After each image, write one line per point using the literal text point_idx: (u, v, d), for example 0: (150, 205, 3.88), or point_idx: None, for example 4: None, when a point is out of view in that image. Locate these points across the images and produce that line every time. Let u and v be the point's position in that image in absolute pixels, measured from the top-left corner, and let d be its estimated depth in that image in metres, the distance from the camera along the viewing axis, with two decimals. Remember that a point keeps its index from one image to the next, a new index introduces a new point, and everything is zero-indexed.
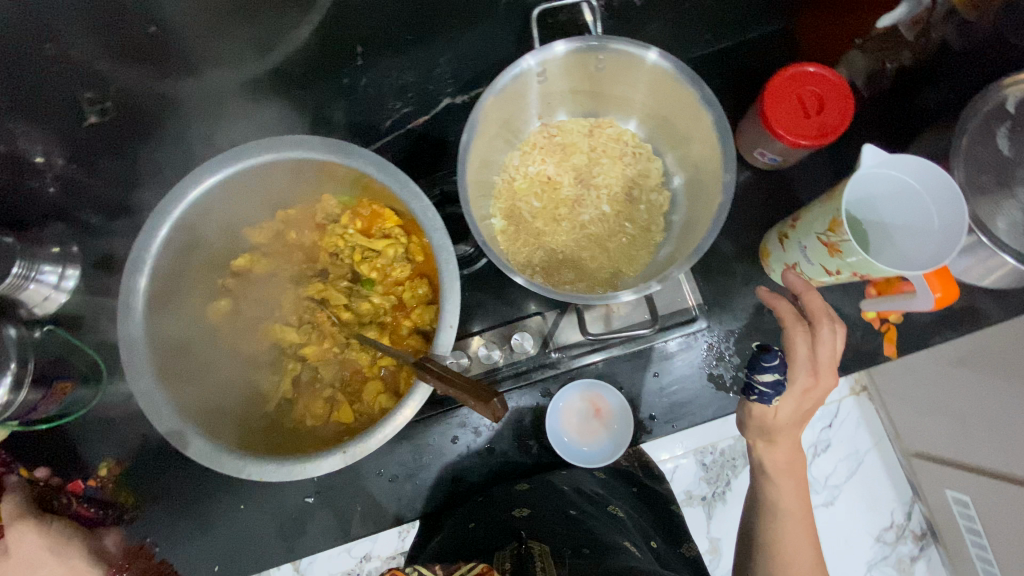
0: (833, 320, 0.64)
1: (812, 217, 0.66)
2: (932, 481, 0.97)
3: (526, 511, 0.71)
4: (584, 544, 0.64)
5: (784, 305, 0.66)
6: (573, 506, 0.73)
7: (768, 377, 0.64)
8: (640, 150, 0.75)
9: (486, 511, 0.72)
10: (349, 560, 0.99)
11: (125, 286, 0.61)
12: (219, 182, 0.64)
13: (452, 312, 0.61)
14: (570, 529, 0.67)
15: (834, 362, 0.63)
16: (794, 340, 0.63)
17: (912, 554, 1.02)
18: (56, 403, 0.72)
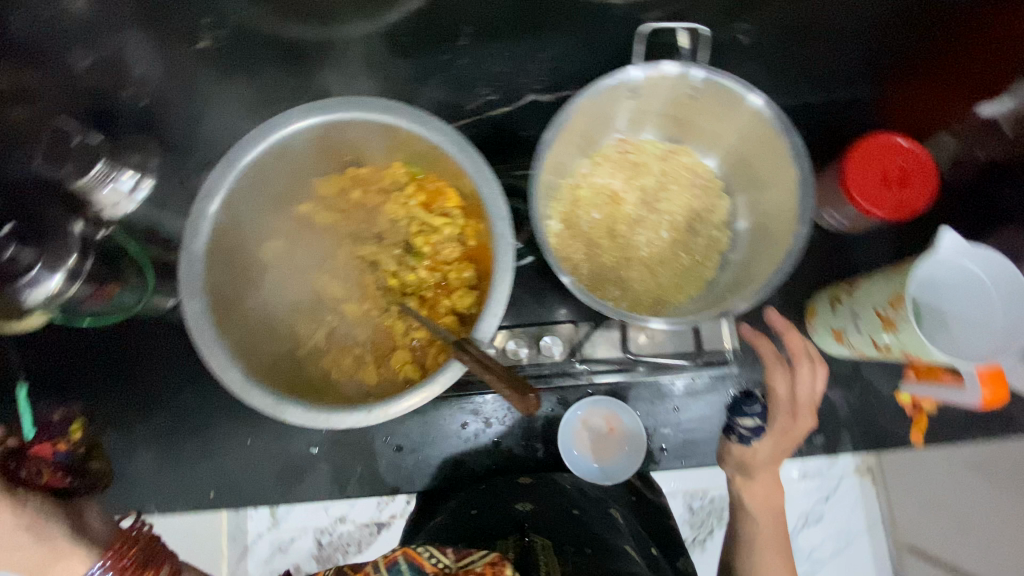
0: (812, 359, 0.71)
1: (873, 288, 0.65)
2: None
3: (529, 506, 0.75)
4: (586, 543, 0.69)
5: (767, 346, 0.72)
6: (576, 506, 0.76)
7: (750, 416, 0.72)
8: (711, 185, 0.75)
9: (492, 500, 0.76)
10: (324, 518, 1.20)
11: (197, 207, 0.63)
12: (305, 128, 0.66)
13: (500, 301, 0.61)
14: (571, 528, 0.72)
15: (813, 402, 0.70)
16: (773, 376, 0.70)
17: None
18: (103, 300, 0.75)
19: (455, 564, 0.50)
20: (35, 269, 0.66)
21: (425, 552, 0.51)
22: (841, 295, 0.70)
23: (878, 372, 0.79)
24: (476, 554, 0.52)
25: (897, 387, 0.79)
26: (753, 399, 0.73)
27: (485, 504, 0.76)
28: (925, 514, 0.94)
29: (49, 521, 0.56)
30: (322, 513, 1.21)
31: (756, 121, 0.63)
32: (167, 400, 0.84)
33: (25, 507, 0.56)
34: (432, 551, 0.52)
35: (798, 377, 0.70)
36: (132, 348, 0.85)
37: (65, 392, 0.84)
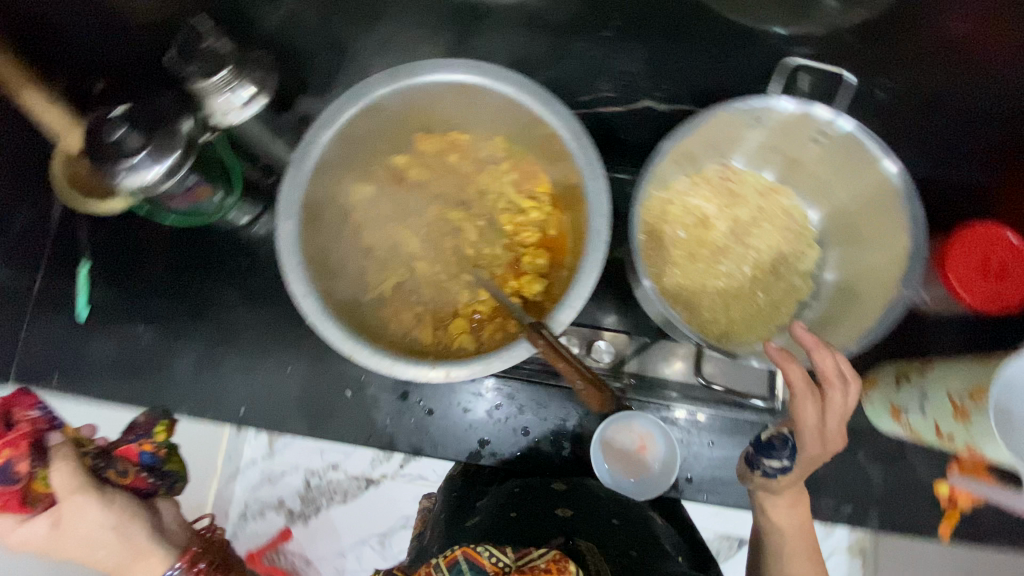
0: (846, 377, 0.57)
1: (949, 372, 0.65)
2: None
3: (569, 511, 0.73)
4: (633, 548, 0.68)
5: (795, 372, 0.57)
6: (616, 515, 0.74)
7: (780, 459, 0.64)
8: (804, 232, 0.74)
9: (529, 504, 0.74)
10: (318, 461, 1.23)
11: (312, 134, 0.64)
12: (429, 82, 0.66)
13: (581, 295, 0.62)
14: (614, 535, 0.70)
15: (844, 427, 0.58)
16: (803, 408, 0.57)
17: None
18: (190, 200, 0.77)
19: (514, 563, 0.55)
20: (137, 158, 0.68)
21: (485, 553, 0.55)
22: (910, 372, 0.70)
23: (923, 458, 0.77)
24: (534, 555, 0.56)
25: (937, 477, 0.77)
26: (782, 438, 0.64)
27: (523, 506, 0.73)
28: None
29: (132, 519, 0.60)
30: (317, 456, 1.24)
31: (877, 182, 0.63)
32: (221, 311, 0.86)
33: (112, 504, 0.59)
34: (492, 551, 0.56)
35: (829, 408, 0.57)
36: (200, 254, 0.87)
37: (126, 281, 0.87)
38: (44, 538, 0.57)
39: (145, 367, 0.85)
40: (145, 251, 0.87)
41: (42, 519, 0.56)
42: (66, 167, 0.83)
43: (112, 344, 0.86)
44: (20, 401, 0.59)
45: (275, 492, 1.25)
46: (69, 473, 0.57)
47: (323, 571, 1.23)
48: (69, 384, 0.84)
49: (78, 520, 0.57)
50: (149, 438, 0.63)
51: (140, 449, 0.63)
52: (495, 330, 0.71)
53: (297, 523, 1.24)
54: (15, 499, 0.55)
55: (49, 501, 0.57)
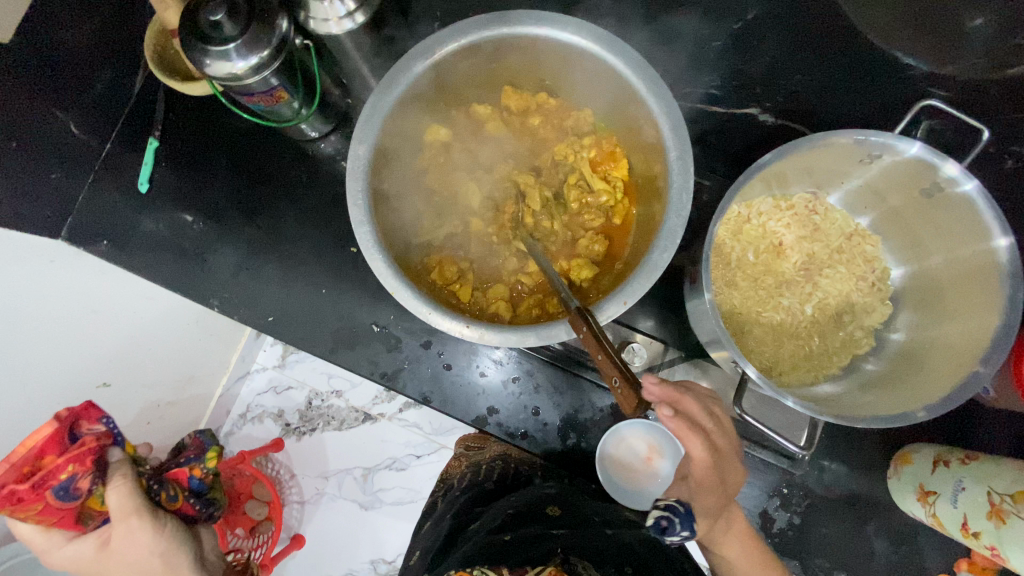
0: (707, 413, 0.60)
1: (993, 468, 0.61)
2: None
3: (563, 528, 0.68)
4: (627, 564, 0.63)
5: (690, 437, 0.57)
6: (610, 527, 0.70)
7: (679, 535, 0.56)
8: (880, 285, 0.70)
9: (521, 522, 0.70)
10: (324, 384, 1.28)
11: (406, 61, 0.62)
12: (536, 35, 0.63)
13: (635, 292, 0.59)
14: (609, 548, 0.66)
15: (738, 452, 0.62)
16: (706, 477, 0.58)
17: None
18: (267, 102, 0.75)
19: None
20: (232, 45, 0.67)
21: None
22: (950, 458, 0.65)
23: (934, 546, 0.73)
24: None
25: (943, 570, 0.73)
26: (668, 516, 0.56)
27: (515, 528, 0.68)
28: None
29: (177, 547, 0.66)
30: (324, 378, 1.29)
31: (983, 254, 0.58)
32: (271, 219, 0.87)
33: (162, 530, 0.64)
34: None
35: (723, 455, 0.59)
36: (265, 157, 0.87)
37: (189, 165, 0.88)
38: (91, 558, 0.62)
39: (188, 252, 0.87)
40: (213, 143, 0.88)
41: (93, 537, 0.62)
42: (163, 57, 0.84)
43: (164, 223, 0.87)
44: (87, 413, 0.60)
45: (277, 402, 1.29)
46: (125, 491, 0.61)
47: (304, 487, 1.28)
48: (119, 253, 0.86)
49: (127, 542, 0.62)
50: (201, 463, 0.75)
51: (191, 474, 0.73)
52: (533, 305, 0.70)
53: (289, 437, 1.28)
54: (72, 515, 0.60)
55: (101, 519, 0.63)
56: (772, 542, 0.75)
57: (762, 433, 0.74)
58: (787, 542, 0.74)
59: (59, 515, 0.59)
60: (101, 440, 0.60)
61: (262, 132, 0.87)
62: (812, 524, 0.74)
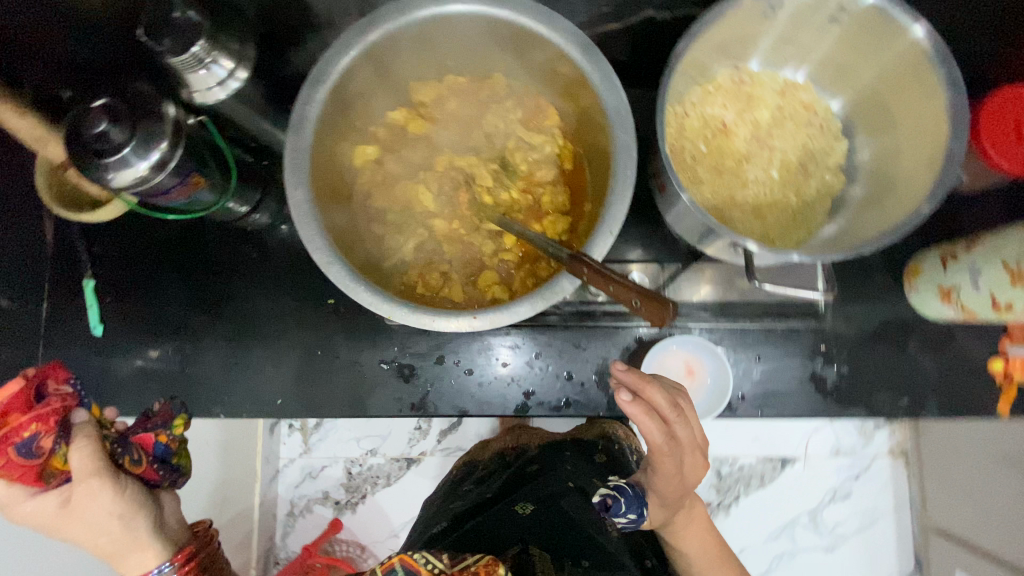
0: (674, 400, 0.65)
1: (1003, 241, 0.62)
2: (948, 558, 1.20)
3: (529, 508, 0.78)
4: (586, 558, 0.72)
5: (647, 419, 0.62)
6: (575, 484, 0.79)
7: (624, 514, 0.74)
8: (828, 124, 0.72)
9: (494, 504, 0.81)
10: (356, 449, 1.28)
11: (306, 92, 0.60)
12: (419, 20, 0.62)
13: (617, 218, 0.57)
14: (573, 528, 0.75)
15: (692, 443, 0.68)
16: (659, 457, 0.66)
17: None
18: (184, 194, 0.72)
19: (448, 568, 0.57)
20: (126, 149, 0.64)
21: (419, 558, 0.57)
22: (955, 250, 0.67)
23: (972, 337, 0.75)
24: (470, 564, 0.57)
25: (989, 355, 0.75)
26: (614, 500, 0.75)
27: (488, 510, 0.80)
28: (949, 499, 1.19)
29: (139, 510, 0.60)
30: (353, 444, 1.29)
31: (906, 50, 0.59)
32: (238, 307, 0.84)
33: (122, 493, 0.59)
34: (429, 557, 0.58)
35: (681, 441, 0.66)
36: (209, 251, 0.84)
37: (135, 290, 0.84)
38: (54, 513, 0.58)
39: (167, 373, 0.82)
40: (147, 258, 0.84)
41: (55, 495, 0.58)
42: (51, 181, 0.77)
43: (133, 355, 0.83)
44: (55, 372, 0.58)
45: (317, 486, 1.28)
46: (89, 453, 0.57)
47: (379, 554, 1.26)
48: (100, 402, 0.82)
49: (90, 502, 0.57)
50: (166, 430, 0.61)
51: (155, 440, 0.61)
52: (525, 276, 0.69)
53: (345, 512, 1.27)
54: (32, 472, 0.56)
55: (64, 478, 0.58)
56: (832, 397, 0.76)
57: (781, 302, 0.76)
58: (846, 391, 0.76)
59: (19, 471, 0.55)
60: (68, 401, 0.57)
61: (192, 227, 0.84)
62: (860, 366, 0.76)
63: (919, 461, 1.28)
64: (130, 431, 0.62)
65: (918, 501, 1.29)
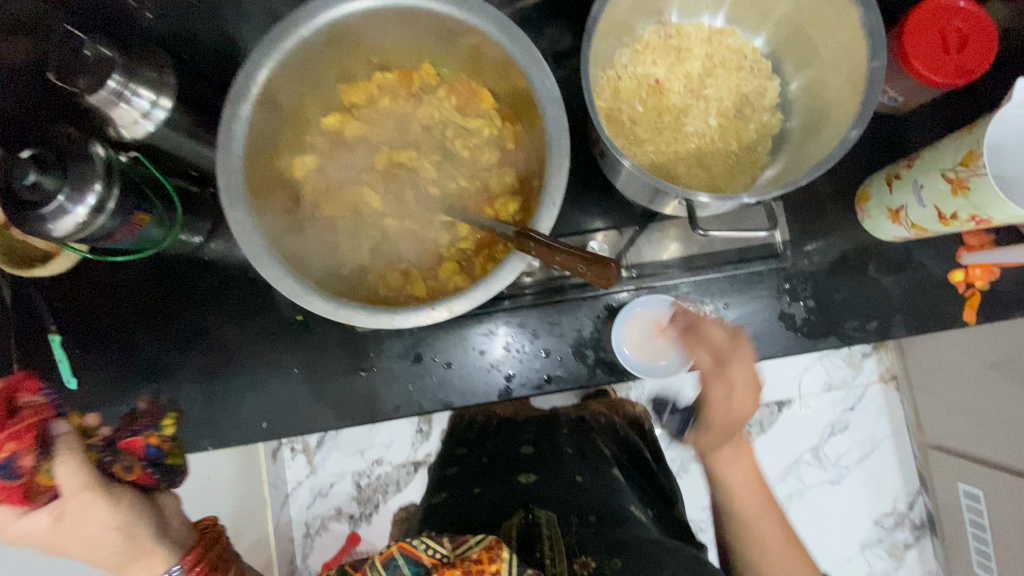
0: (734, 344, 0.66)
1: (936, 154, 0.62)
2: (947, 474, 1.21)
3: (530, 478, 0.79)
4: (591, 512, 0.72)
5: (697, 348, 0.67)
6: (580, 471, 0.80)
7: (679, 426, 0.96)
8: (759, 65, 0.72)
9: (494, 477, 0.81)
10: (362, 461, 1.30)
11: (229, 109, 0.59)
12: (332, 20, 0.61)
13: (558, 188, 0.58)
14: (576, 491, 0.76)
15: (747, 390, 0.64)
16: (710, 390, 0.66)
17: (906, 540, 1.31)
18: (131, 234, 0.72)
19: (452, 553, 0.54)
20: (60, 196, 0.62)
21: (420, 545, 0.54)
22: (899, 170, 0.67)
23: (930, 253, 0.77)
24: (471, 543, 0.54)
25: (949, 268, 0.77)
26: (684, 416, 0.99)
27: (489, 484, 0.80)
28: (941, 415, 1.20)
29: (140, 518, 0.56)
30: (358, 457, 1.31)
31: None
32: (209, 338, 0.83)
33: (120, 502, 0.55)
34: (429, 542, 0.55)
35: (731, 379, 0.64)
36: (170, 288, 0.83)
37: (103, 339, 0.83)
38: (47, 533, 0.52)
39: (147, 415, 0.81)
40: (108, 304, 0.83)
41: (45, 514, 0.51)
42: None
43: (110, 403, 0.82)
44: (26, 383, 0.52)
45: (329, 504, 1.30)
46: (78, 467, 0.52)
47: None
48: None
49: (82, 520, 0.53)
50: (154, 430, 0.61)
51: (145, 441, 0.60)
52: (485, 261, 0.69)
53: (361, 525, 1.29)
54: (14, 494, 0.50)
55: (51, 496, 0.52)
56: (804, 333, 0.77)
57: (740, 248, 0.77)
58: (815, 324, 0.77)
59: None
60: (45, 413, 0.52)
61: (147, 266, 0.83)
62: (826, 299, 0.77)
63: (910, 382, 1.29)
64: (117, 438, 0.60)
65: (914, 422, 1.30)
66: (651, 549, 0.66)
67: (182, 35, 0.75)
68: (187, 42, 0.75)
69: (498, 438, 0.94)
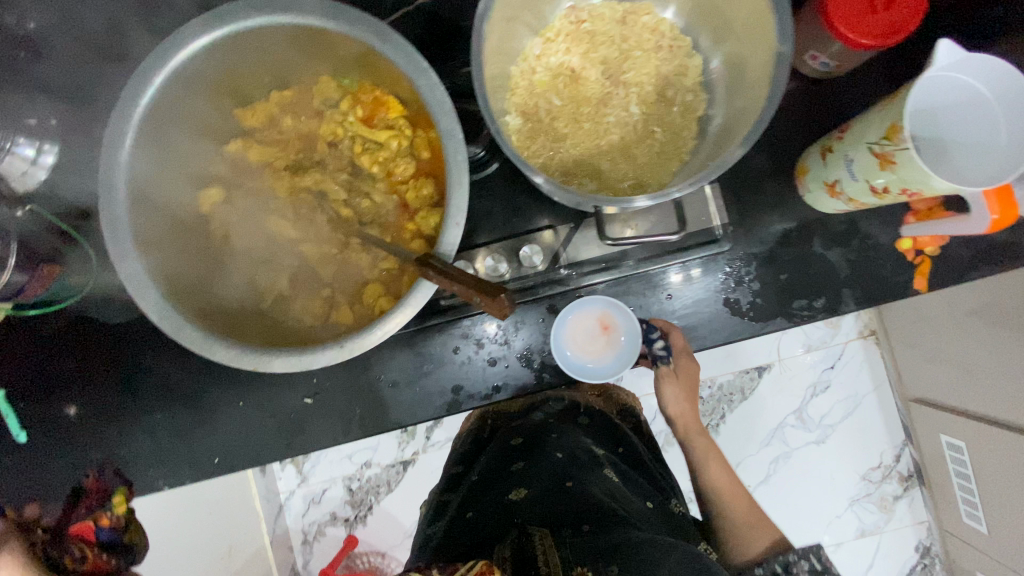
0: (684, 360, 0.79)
1: (864, 124, 0.59)
2: (930, 426, 1.17)
3: (523, 492, 0.76)
4: (585, 520, 0.70)
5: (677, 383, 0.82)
6: (570, 476, 0.76)
7: None
8: (677, 43, 0.68)
9: (484, 498, 0.78)
10: (351, 465, 1.30)
11: (106, 157, 0.56)
12: (206, 46, 0.57)
13: (459, 206, 0.55)
14: (568, 500, 0.73)
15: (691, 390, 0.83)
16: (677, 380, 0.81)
17: (895, 492, 1.29)
18: (45, 285, 0.71)
19: None
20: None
21: None
22: (831, 142, 0.64)
23: (876, 221, 0.74)
24: None
25: (897, 236, 0.74)
26: None
27: (479, 505, 0.77)
28: (920, 366, 1.15)
29: None
30: (347, 462, 1.31)
31: None
32: (143, 382, 0.79)
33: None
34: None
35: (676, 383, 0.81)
36: (97, 329, 0.77)
37: (40, 391, 0.78)
38: None
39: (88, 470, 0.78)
40: (29, 358, 0.78)
41: None
42: None
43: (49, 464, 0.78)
44: None
45: (324, 509, 1.30)
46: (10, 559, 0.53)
47: (400, 556, 1.29)
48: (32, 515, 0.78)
49: None
50: (108, 511, 0.71)
51: (98, 525, 0.69)
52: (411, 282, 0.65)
53: (357, 527, 1.30)
54: None
55: None
56: (751, 317, 0.75)
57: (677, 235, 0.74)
58: (763, 307, 0.75)
59: None
60: None
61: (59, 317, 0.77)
62: (773, 280, 0.74)
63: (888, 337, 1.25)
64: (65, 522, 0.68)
65: (896, 375, 1.26)
66: (653, 552, 0.62)
67: (71, 66, 0.70)
68: (76, 73, 0.71)
69: (489, 450, 0.90)
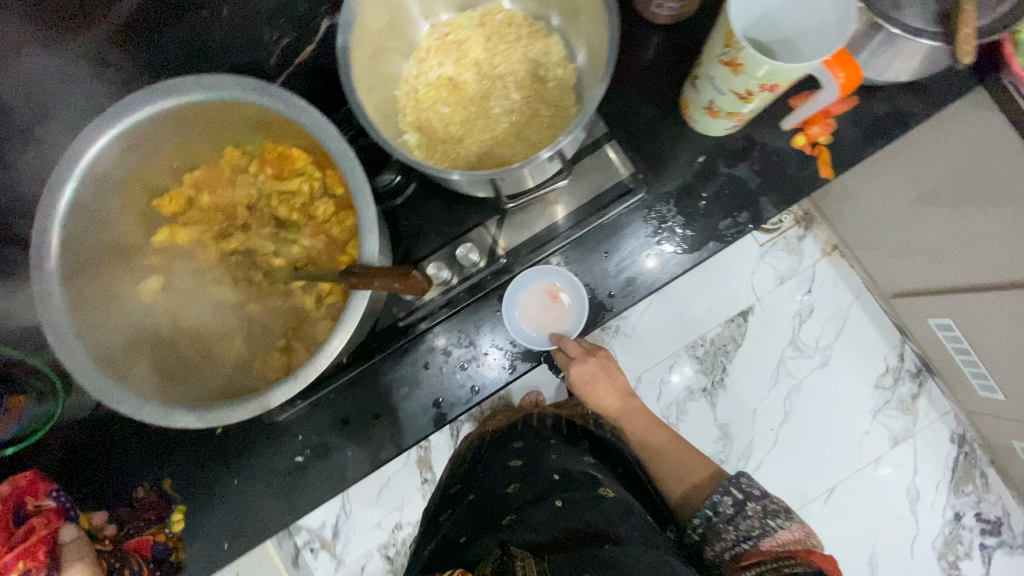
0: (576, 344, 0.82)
1: (711, 43, 0.64)
2: (915, 315, 1.05)
3: (513, 518, 0.66)
4: (578, 541, 0.59)
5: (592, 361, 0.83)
6: (563, 496, 0.67)
7: None
8: (534, 28, 0.74)
9: (476, 517, 0.70)
10: None
11: (33, 272, 0.58)
12: (101, 147, 0.61)
13: (370, 217, 0.58)
14: (561, 522, 0.62)
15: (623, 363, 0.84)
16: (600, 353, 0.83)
17: (912, 392, 1.12)
18: (15, 420, 0.75)
19: None
20: None
21: None
22: (694, 70, 0.69)
23: (768, 128, 0.79)
24: None
25: (790, 137, 0.78)
26: None
27: (471, 526, 0.68)
28: (892, 261, 1.02)
29: None
30: None
31: None
32: (134, 490, 0.79)
33: None
34: None
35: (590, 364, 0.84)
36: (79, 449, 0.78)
37: None
38: None
39: None
40: None
41: None
42: None
43: None
44: (34, 490, 0.71)
45: None
46: None
47: None
48: None
49: None
50: (165, 525, 0.78)
51: (153, 540, 0.78)
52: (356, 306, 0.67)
53: None
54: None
55: None
56: (686, 250, 0.79)
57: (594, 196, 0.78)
58: (694, 238, 0.79)
59: None
60: (52, 519, 0.70)
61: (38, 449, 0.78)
62: (694, 210, 0.79)
63: (855, 249, 1.11)
64: (122, 535, 0.78)
65: (867, 277, 1.13)
66: None
67: None
68: None
69: (482, 472, 0.82)
